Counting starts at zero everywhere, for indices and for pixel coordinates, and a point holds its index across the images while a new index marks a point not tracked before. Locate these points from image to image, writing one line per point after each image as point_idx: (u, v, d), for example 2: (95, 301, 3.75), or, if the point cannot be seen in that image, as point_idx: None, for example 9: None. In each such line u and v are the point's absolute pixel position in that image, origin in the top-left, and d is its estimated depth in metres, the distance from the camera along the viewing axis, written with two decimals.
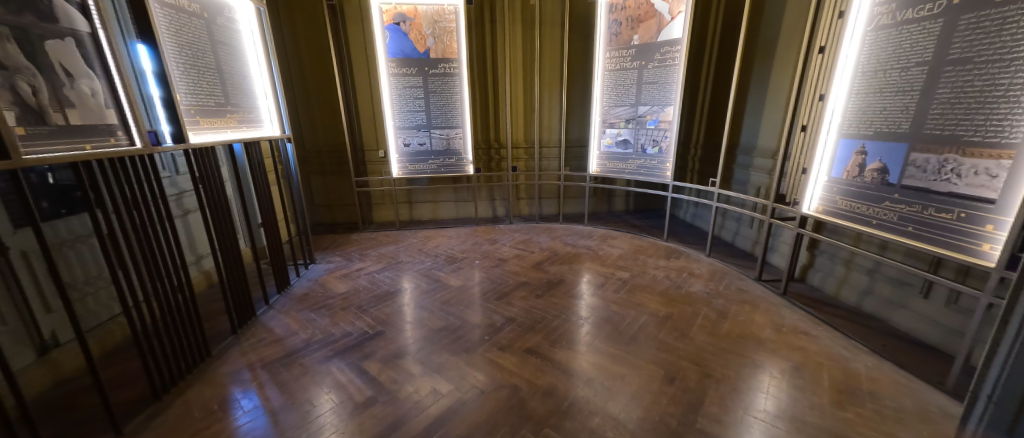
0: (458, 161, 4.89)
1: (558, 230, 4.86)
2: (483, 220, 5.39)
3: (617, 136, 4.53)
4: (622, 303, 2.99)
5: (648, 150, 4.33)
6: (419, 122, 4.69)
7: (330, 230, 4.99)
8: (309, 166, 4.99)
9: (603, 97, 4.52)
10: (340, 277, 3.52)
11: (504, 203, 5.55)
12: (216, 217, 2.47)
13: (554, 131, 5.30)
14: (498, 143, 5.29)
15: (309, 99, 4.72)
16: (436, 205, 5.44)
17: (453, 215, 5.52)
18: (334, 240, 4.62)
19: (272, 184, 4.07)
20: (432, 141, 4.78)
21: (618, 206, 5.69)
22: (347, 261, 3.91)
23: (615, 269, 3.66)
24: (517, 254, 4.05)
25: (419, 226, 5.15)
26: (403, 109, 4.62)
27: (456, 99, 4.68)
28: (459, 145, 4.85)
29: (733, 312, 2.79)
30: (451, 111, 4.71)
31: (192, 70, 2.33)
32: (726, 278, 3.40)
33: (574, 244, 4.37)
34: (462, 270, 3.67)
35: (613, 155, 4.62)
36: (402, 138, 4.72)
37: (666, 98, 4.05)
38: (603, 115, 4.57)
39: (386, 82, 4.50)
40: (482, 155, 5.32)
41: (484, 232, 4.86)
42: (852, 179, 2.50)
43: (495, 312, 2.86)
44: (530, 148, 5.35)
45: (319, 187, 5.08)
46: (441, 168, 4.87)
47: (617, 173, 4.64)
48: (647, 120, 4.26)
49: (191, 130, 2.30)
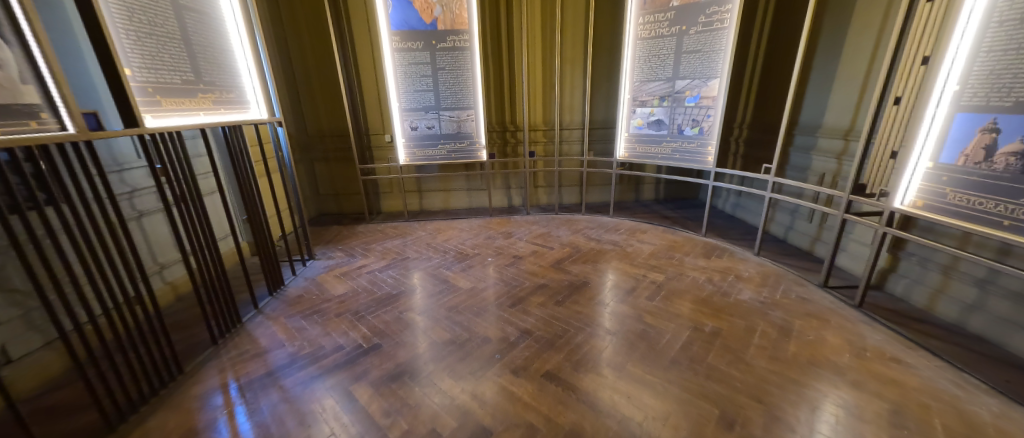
0: (471, 145, 4.46)
1: (580, 223, 4.39)
2: (497, 211, 4.97)
3: (650, 115, 3.96)
4: (658, 312, 2.53)
5: (686, 132, 3.76)
6: (427, 103, 4.26)
7: (335, 221, 4.69)
8: (312, 152, 4.68)
9: (634, 71, 3.93)
10: (339, 276, 3.20)
11: (521, 192, 5.11)
12: (188, 214, 2.15)
13: (576, 111, 4.75)
14: (515, 126, 4.81)
15: (311, 79, 4.38)
16: (447, 195, 5.05)
17: (465, 205, 5.13)
18: (338, 232, 4.32)
19: (269, 173, 3.76)
20: (442, 124, 4.35)
21: (647, 195, 5.14)
22: (349, 258, 3.59)
23: (646, 269, 3.18)
24: (535, 250, 3.63)
25: (429, 217, 4.79)
26: (408, 89, 4.19)
27: (467, 77, 4.21)
28: (472, 128, 4.40)
29: (797, 329, 2.29)
30: (462, 90, 4.25)
31: (147, 39, 1.96)
32: (782, 283, 2.86)
33: (597, 239, 3.90)
34: (472, 269, 3.29)
35: (644, 137, 4.06)
36: (409, 121, 4.31)
37: (711, 69, 3.44)
38: (633, 91, 4.00)
39: (390, 58, 4.06)
40: (497, 139, 4.86)
41: (498, 224, 4.45)
42: (973, 166, 1.92)
43: (508, 322, 2.46)
44: (550, 131, 4.84)
45: (324, 175, 4.78)
46: (452, 154, 4.46)
47: (648, 159, 4.09)
48: (686, 97, 3.67)
49: (146, 112, 1.94)
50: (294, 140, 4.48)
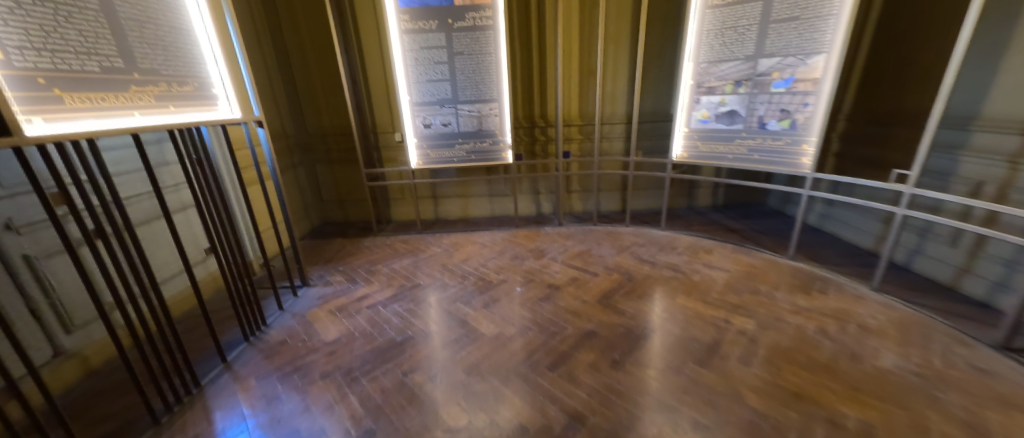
0: (494, 145, 3.77)
1: (625, 237, 3.64)
2: (524, 221, 4.28)
3: (720, 106, 3.14)
4: (763, 387, 1.77)
5: (770, 126, 2.92)
6: (442, 95, 3.59)
7: (340, 232, 4.13)
8: (313, 154, 4.13)
9: (701, 49, 3.11)
10: (334, 311, 2.60)
11: (551, 198, 4.38)
12: (112, 255, 1.53)
13: (619, 101, 3.96)
14: (546, 121, 4.07)
15: (309, 70, 3.81)
16: (466, 202, 4.38)
17: (487, 213, 4.45)
18: (341, 247, 3.74)
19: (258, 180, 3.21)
20: (459, 120, 3.68)
21: (703, 201, 4.31)
22: (348, 285, 2.98)
23: (726, 309, 2.41)
24: (574, 278, 2.92)
25: (445, 229, 4.15)
26: (419, 79, 3.54)
27: (488, 63, 3.49)
28: (494, 125, 3.70)
29: (1000, 433, 1.48)
30: (483, 80, 3.55)
31: (33, 4, 1.34)
32: (932, 340, 2.03)
33: (651, 261, 3.14)
34: (497, 304, 2.61)
35: (710, 133, 3.24)
36: (421, 117, 3.66)
37: (813, 42, 2.59)
38: (697, 75, 3.18)
39: (399, 42, 3.41)
40: (525, 136, 4.13)
41: (526, 239, 3.76)
42: None
43: (550, 399, 1.77)
44: (587, 126, 4.07)
45: (327, 179, 4.23)
46: (471, 155, 3.79)
47: (713, 160, 3.29)
48: (773, 80, 2.83)
49: (33, 113, 1.33)
50: (292, 140, 3.94)
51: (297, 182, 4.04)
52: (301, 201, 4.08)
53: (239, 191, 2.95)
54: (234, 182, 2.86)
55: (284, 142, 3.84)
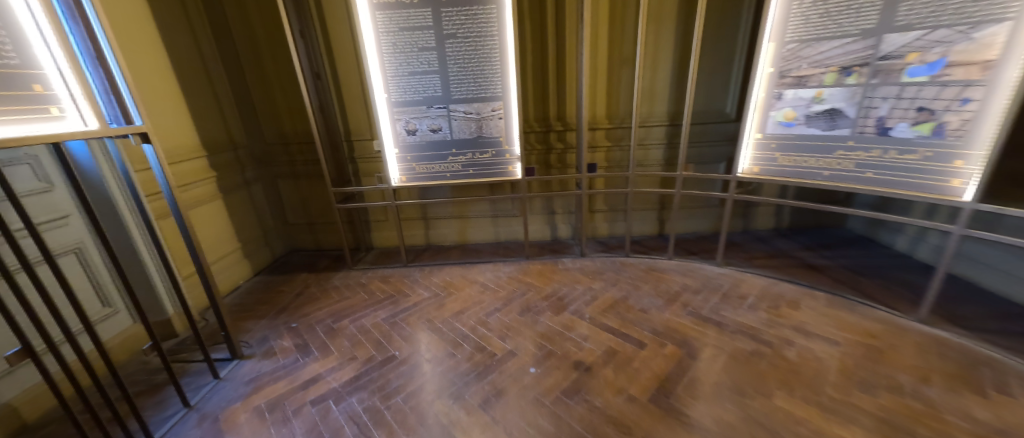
0: (498, 156, 2.91)
1: (671, 278, 2.76)
2: (536, 249, 3.43)
3: (814, 102, 2.23)
4: None
5: (898, 132, 2.02)
6: (429, 92, 2.74)
7: (306, 265, 3.31)
8: (272, 167, 3.31)
9: (789, 23, 2.20)
10: (262, 411, 1.76)
11: (569, 219, 3.52)
12: None
13: (660, 98, 3.08)
14: (565, 123, 3.20)
15: (262, 61, 2.97)
16: (463, 224, 3.53)
17: (490, 238, 3.60)
18: (302, 288, 2.92)
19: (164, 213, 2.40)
20: (452, 124, 2.82)
21: (762, 223, 3.42)
22: (296, 357, 2.14)
23: (863, 424, 1.52)
24: (611, 350, 2.05)
25: (437, 260, 3.31)
26: (399, 71, 2.68)
27: (490, 49, 2.62)
28: (498, 130, 2.83)
29: None
30: (482, 71, 2.68)
31: None
32: None
33: (715, 320, 2.25)
34: (501, 401, 1.76)
35: (798, 140, 2.34)
36: (403, 120, 2.81)
37: (988, 5, 1.66)
38: (781, 60, 2.27)
39: (370, 22, 2.56)
40: (537, 143, 3.26)
41: (539, 278, 2.90)
42: None
43: None
44: (618, 130, 3.19)
45: (293, 198, 3.42)
46: (468, 170, 2.95)
47: (800, 178, 2.39)
48: (905, 66, 1.93)
49: None
50: (245, 150, 3.11)
51: (253, 203, 3.22)
52: (259, 225, 3.27)
53: (143, 230, 2.16)
54: (127, 218, 2.07)
55: (234, 153, 3.01)
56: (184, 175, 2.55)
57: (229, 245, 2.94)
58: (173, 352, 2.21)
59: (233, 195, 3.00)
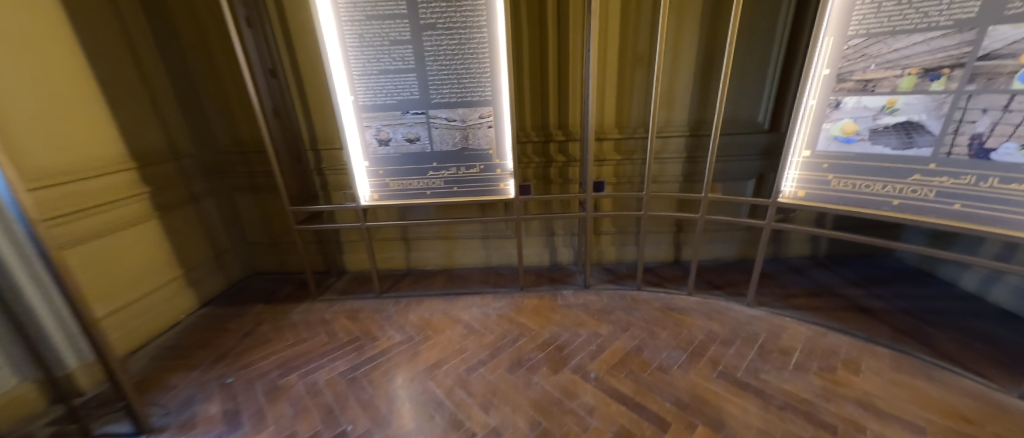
0: (487, 171, 2.45)
1: (694, 321, 2.28)
2: (532, 277, 2.96)
3: (882, 113, 1.77)
4: None
5: (1002, 155, 1.55)
6: (405, 94, 2.27)
7: (265, 294, 2.84)
8: (225, 179, 2.84)
9: (853, 12, 1.72)
10: None
11: (571, 242, 3.05)
12: None
13: (680, 104, 2.62)
14: (568, 132, 2.73)
15: (212, 58, 2.54)
16: (449, 246, 3.07)
17: (480, 263, 3.13)
18: (253, 327, 2.44)
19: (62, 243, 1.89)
20: (432, 133, 2.35)
21: (796, 250, 2.96)
22: (218, 432, 1.66)
23: None
24: (624, 432, 1.57)
25: (417, 289, 2.85)
26: (368, 68, 2.22)
27: (476, 44, 2.16)
28: (487, 141, 2.37)
29: None
30: (468, 69, 2.22)
31: None
32: None
33: (755, 387, 1.78)
34: None
35: (858, 160, 1.87)
36: (374, 128, 2.35)
37: None
38: (840, 59, 1.79)
39: (331, 9, 2.09)
40: (535, 155, 2.80)
41: (534, 317, 2.44)
42: None
43: None
44: (629, 141, 2.73)
45: (253, 215, 2.97)
46: (452, 187, 2.48)
47: (858, 206, 1.93)
48: (1018, 68, 1.47)
49: None
50: (192, 160, 2.64)
51: (203, 221, 2.73)
52: (211, 247, 2.80)
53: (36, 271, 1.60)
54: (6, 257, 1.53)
55: (177, 163, 2.54)
56: (76, 197, 1.96)
57: (168, 273, 2.47)
58: (67, 420, 1.74)
59: (174, 213, 2.52)
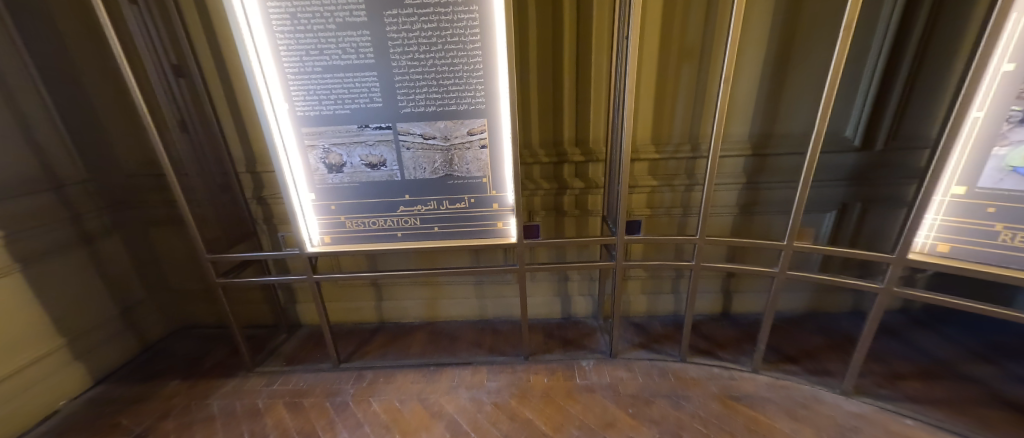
0: (479, 205, 1.77)
1: (776, 424, 1.59)
2: (538, 337, 2.28)
3: None
4: None
5: None
6: (361, 101, 1.58)
7: (187, 362, 2.16)
8: (134, 210, 2.15)
9: None
10: None
11: (589, 289, 2.38)
12: None
13: (740, 113, 1.95)
14: (588, 151, 2.06)
15: (107, 50, 1.88)
16: (434, 293, 2.40)
17: (472, 314, 2.46)
18: (152, 422, 1.74)
19: None
20: (402, 155, 1.68)
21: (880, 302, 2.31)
22: None
23: None
24: None
25: (388, 354, 2.17)
26: (306, 64, 1.52)
27: (463, 28, 1.47)
28: (479, 166, 1.70)
29: None
30: (451, 66, 1.53)
31: None
32: None
33: None
34: None
35: None
36: (320, 148, 1.67)
37: None
38: None
39: None
40: (543, 179, 2.13)
41: (544, 410, 1.74)
42: None
43: None
44: (668, 162, 2.06)
45: (177, 255, 2.29)
46: (430, 227, 1.82)
47: None
48: None
49: None
50: (82, 187, 1.96)
51: (101, 267, 2.05)
52: (114, 299, 2.11)
53: None
54: None
55: (58, 192, 1.85)
56: None
57: (40, 346, 1.78)
58: None
59: (51, 261, 1.83)
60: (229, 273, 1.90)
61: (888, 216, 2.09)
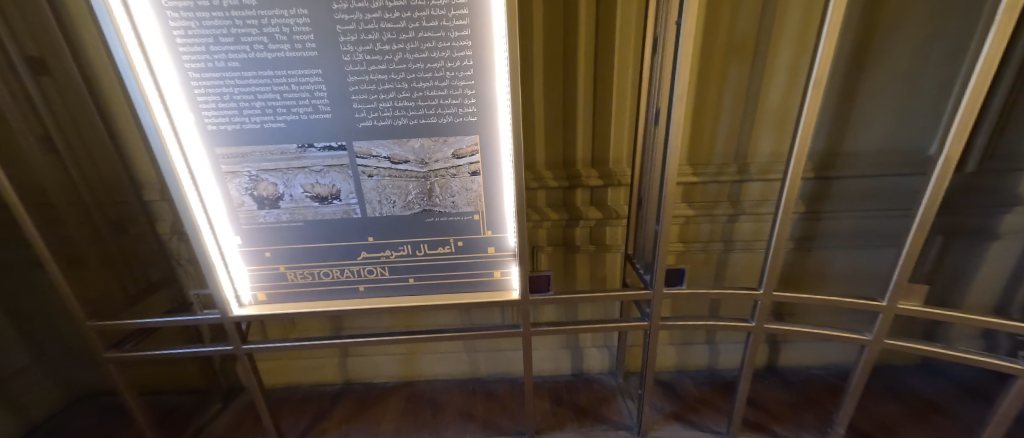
0: (469, 250, 1.32)
1: None
2: (543, 403, 1.81)
3: None
4: None
5: None
6: (299, 110, 1.11)
7: None
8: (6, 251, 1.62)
9: None
10: None
11: (604, 340, 1.94)
12: None
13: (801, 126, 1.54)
14: (607, 173, 1.62)
15: None
16: (411, 348, 1.93)
17: (459, 371, 1.99)
18: None
19: None
20: (361, 184, 1.22)
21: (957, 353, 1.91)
22: None
23: None
24: None
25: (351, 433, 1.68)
26: (216, 56, 1.04)
27: (444, 8, 1.00)
28: (468, 199, 1.24)
29: None
30: (427, 61, 1.06)
31: None
32: None
33: None
34: None
35: None
36: (246, 175, 1.19)
37: None
38: None
39: None
40: (550, 208, 1.69)
41: None
42: None
43: None
44: (708, 186, 1.63)
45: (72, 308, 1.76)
46: (403, 277, 1.35)
47: None
48: None
49: None
50: None
51: None
52: None
53: None
54: None
55: None
56: None
57: None
58: None
59: None
60: (125, 342, 1.38)
61: (970, 252, 1.71)
